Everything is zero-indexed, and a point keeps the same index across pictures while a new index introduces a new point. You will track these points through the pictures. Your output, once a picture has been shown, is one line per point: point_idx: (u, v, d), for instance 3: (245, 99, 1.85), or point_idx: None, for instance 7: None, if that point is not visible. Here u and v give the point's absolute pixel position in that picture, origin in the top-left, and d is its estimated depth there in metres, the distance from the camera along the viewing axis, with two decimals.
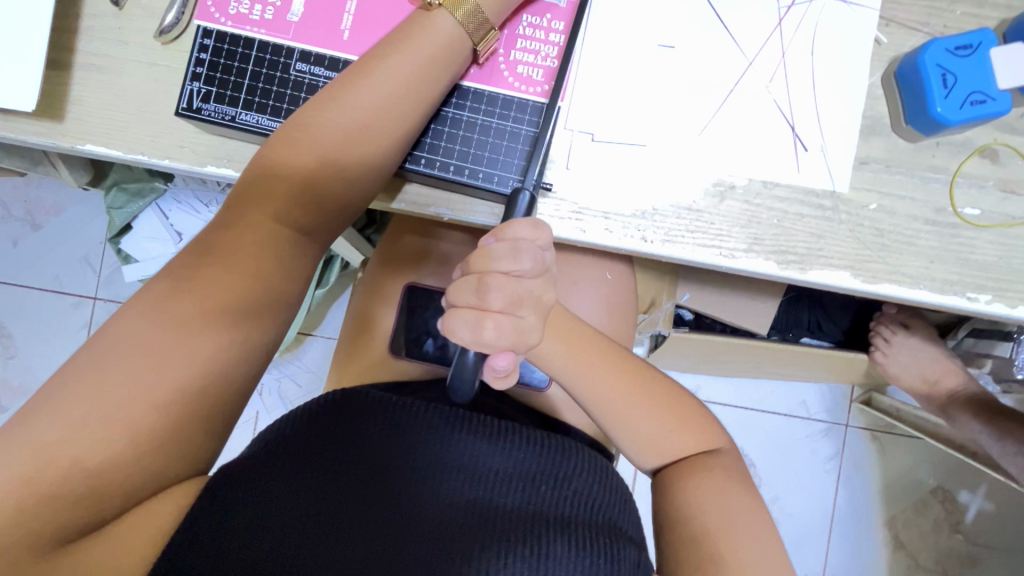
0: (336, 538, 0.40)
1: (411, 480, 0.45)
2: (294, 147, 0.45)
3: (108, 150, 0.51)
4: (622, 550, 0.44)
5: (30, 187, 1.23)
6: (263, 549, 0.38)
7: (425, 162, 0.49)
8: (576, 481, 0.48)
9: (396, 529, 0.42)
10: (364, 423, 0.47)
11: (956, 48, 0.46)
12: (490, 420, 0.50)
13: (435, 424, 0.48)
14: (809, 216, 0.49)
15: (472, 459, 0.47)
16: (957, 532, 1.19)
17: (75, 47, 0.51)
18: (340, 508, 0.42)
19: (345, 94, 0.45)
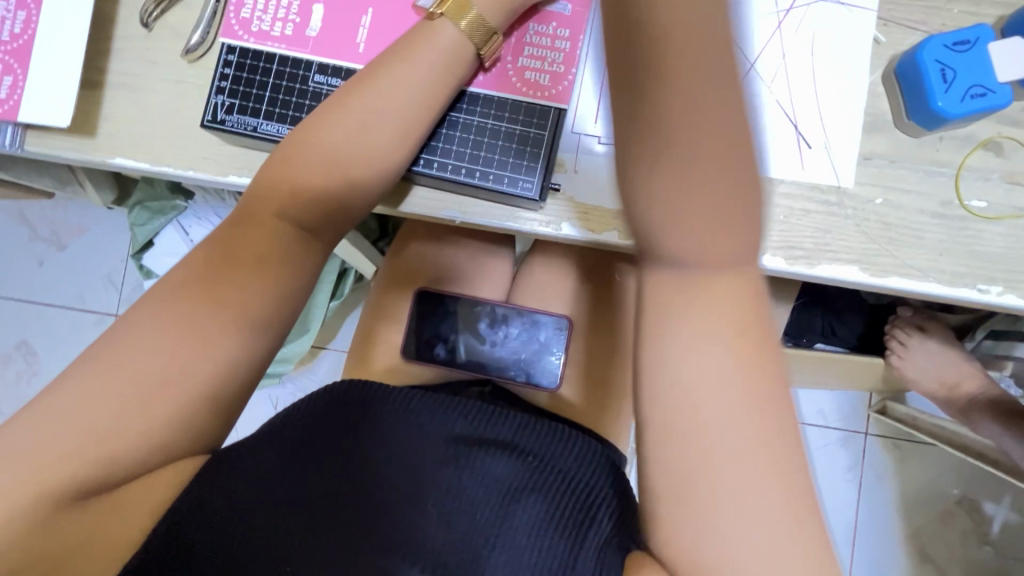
0: (314, 502, 0.43)
1: (396, 453, 0.47)
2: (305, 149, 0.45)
3: (136, 163, 0.53)
4: (595, 527, 0.41)
5: (56, 209, 1.28)
6: (256, 512, 0.41)
7: (431, 165, 0.51)
8: (560, 462, 0.48)
9: (373, 495, 0.44)
10: (360, 402, 0.50)
11: (953, 44, 0.46)
12: (483, 406, 0.53)
13: (427, 407, 0.51)
14: (815, 212, 0.50)
15: (458, 438, 0.49)
16: (985, 544, 1.16)
17: (107, 67, 0.54)
18: (323, 474, 0.44)
19: (348, 98, 0.46)
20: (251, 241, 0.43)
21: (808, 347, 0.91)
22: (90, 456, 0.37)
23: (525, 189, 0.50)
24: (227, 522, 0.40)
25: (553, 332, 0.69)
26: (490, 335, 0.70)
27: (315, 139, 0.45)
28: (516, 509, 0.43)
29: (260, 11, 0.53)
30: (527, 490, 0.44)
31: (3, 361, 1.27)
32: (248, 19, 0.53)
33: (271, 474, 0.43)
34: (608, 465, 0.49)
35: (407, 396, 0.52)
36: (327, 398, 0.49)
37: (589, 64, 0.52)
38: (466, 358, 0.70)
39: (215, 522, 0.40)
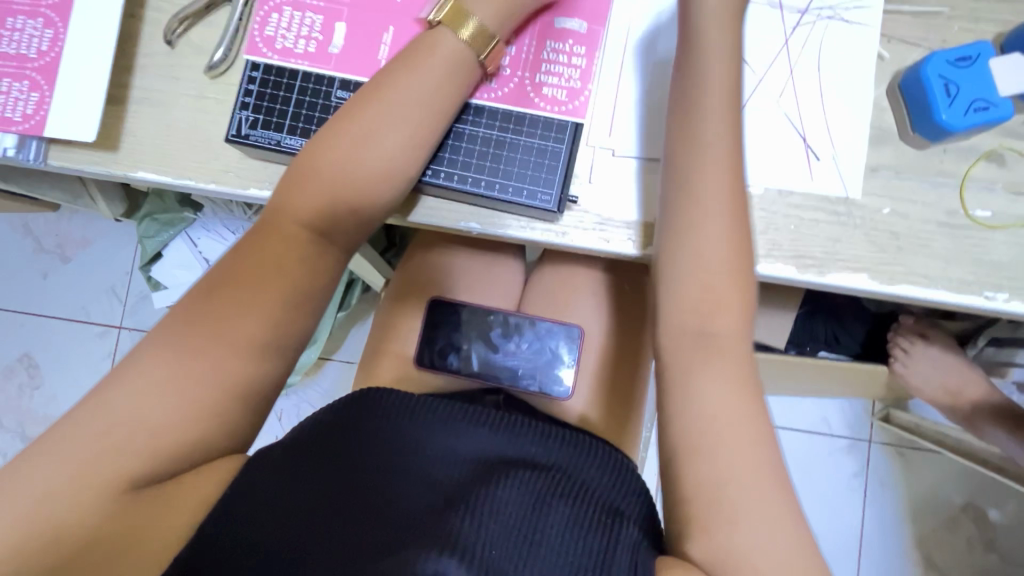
0: (351, 507, 0.44)
1: (424, 459, 0.49)
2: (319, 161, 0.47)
3: (158, 176, 0.54)
4: (625, 530, 0.46)
5: (62, 221, 1.28)
6: (282, 524, 0.42)
7: (440, 175, 0.52)
8: (584, 470, 0.52)
9: (407, 498, 0.45)
10: (386, 414, 0.53)
11: (955, 60, 0.48)
12: (502, 414, 0.55)
13: (448, 416, 0.53)
14: (825, 222, 0.51)
15: (483, 445, 0.52)
16: (991, 552, 1.16)
17: (131, 83, 0.55)
18: (357, 480, 0.46)
19: (358, 110, 0.47)
20: (272, 250, 0.45)
21: (813, 355, 0.92)
22: None
23: (542, 201, 0.51)
24: (273, 529, 0.42)
25: (564, 342, 0.71)
26: (503, 344, 0.70)
27: (330, 151, 0.47)
28: (548, 508, 0.45)
29: (285, 28, 0.54)
30: (556, 491, 0.47)
31: (6, 374, 1.26)
32: (273, 36, 0.54)
33: (309, 483, 0.45)
34: (632, 476, 0.54)
35: (428, 406, 0.53)
36: (355, 408, 0.53)
37: (604, 80, 0.54)
38: (480, 368, 0.70)
39: (263, 527, 0.42)
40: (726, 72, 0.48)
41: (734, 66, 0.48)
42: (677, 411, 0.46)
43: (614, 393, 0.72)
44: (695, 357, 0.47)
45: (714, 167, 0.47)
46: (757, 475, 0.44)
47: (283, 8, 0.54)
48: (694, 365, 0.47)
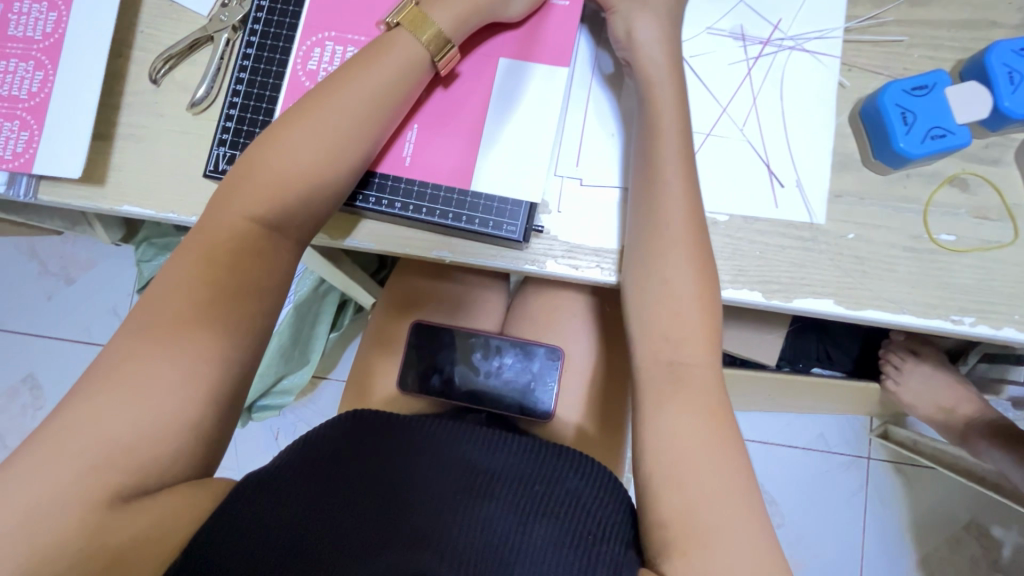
0: (332, 527, 0.44)
1: (406, 482, 0.49)
2: (278, 150, 0.47)
3: (142, 209, 0.56)
4: (606, 549, 0.45)
5: (67, 244, 1.32)
6: (270, 545, 0.42)
7: (375, 201, 0.53)
8: (568, 483, 0.51)
9: (388, 522, 0.46)
10: (369, 436, 0.52)
11: (912, 89, 0.49)
12: (486, 431, 0.54)
13: (439, 435, 0.53)
14: (791, 247, 0.51)
15: (466, 465, 0.51)
16: (996, 571, 1.14)
17: (117, 120, 0.58)
18: (339, 501, 0.46)
19: (282, 135, 0.47)
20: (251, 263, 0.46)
21: (805, 372, 0.92)
22: (81, 491, 0.38)
23: (508, 232, 0.52)
24: (243, 553, 0.41)
25: (546, 363, 0.71)
26: (484, 366, 0.71)
27: (306, 124, 0.47)
28: (528, 529, 0.46)
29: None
30: (536, 512, 0.47)
31: (10, 395, 1.28)
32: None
33: (292, 503, 0.45)
34: (615, 487, 0.52)
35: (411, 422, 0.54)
36: (341, 428, 0.52)
37: (570, 114, 0.55)
38: (461, 390, 0.71)
39: (238, 551, 0.41)
40: (679, 104, 0.50)
41: (675, 94, 0.50)
42: (647, 445, 0.46)
43: (595, 416, 0.72)
44: (667, 390, 0.47)
45: (671, 194, 0.48)
46: (724, 500, 0.43)
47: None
48: (663, 401, 0.47)
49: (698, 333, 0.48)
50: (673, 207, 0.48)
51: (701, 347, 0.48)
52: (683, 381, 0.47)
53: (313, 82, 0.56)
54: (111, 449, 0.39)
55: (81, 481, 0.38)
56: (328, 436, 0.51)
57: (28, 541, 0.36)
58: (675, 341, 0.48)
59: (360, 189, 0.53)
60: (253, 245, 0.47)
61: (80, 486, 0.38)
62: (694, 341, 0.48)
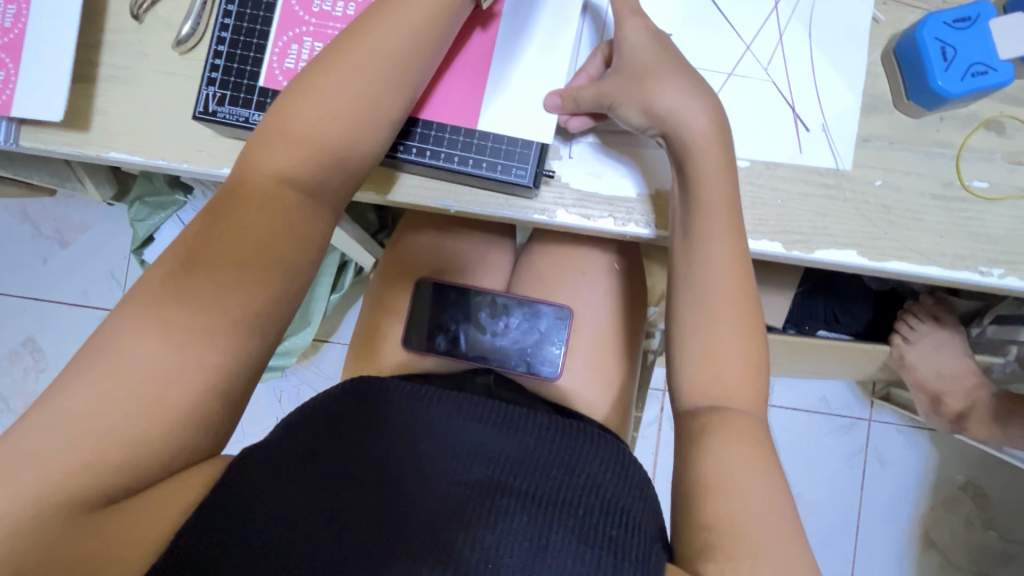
0: (343, 504, 0.42)
1: (421, 458, 0.47)
2: (314, 101, 0.44)
3: (130, 156, 0.53)
4: (631, 529, 0.44)
5: (59, 206, 1.28)
6: (276, 520, 0.40)
7: (417, 151, 0.50)
8: (585, 467, 0.50)
9: (401, 500, 0.44)
10: (383, 412, 0.51)
11: (954, 21, 0.45)
12: (501, 409, 0.54)
13: (451, 415, 0.52)
14: (814, 196, 0.49)
15: (484, 443, 0.50)
16: (990, 529, 1.15)
17: (99, 60, 0.54)
18: (352, 478, 0.44)
19: (314, 85, 0.44)
20: (251, 215, 0.42)
21: (812, 334, 0.89)
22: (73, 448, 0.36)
23: (517, 176, 0.49)
24: (249, 526, 0.39)
25: (553, 321, 0.69)
26: (490, 325, 0.70)
27: (341, 77, 0.44)
28: (549, 510, 0.44)
29: (306, 61, 0.52)
30: (557, 493, 0.46)
31: (11, 358, 1.28)
32: (293, 69, 0.52)
33: (301, 479, 0.43)
34: (632, 476, 0.52)
35: (427, 399, 0.53)
36: (351, 406, 0.51)
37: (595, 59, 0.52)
38: (468, 349, 0.70)
39: (244, 526, 0.39)
40: None
41: None
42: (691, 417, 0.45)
43: None
44: (708, 358, 0.46)
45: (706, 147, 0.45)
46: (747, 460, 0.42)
47: (303, 38, 0.52)
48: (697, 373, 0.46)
49: (734, 297, 0.46)
50: (703, 164, 0.45)
51: (735, 321, 0.46)
52: (711, 347, 0.46)
53: (310, 13, 0.52)
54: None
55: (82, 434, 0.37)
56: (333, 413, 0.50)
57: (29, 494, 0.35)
58: (704, 311, 0.46)
59: (399, 139, 0.49)
60: (285, 210, 0.43)
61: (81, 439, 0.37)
62: (726, 308, 0.46)
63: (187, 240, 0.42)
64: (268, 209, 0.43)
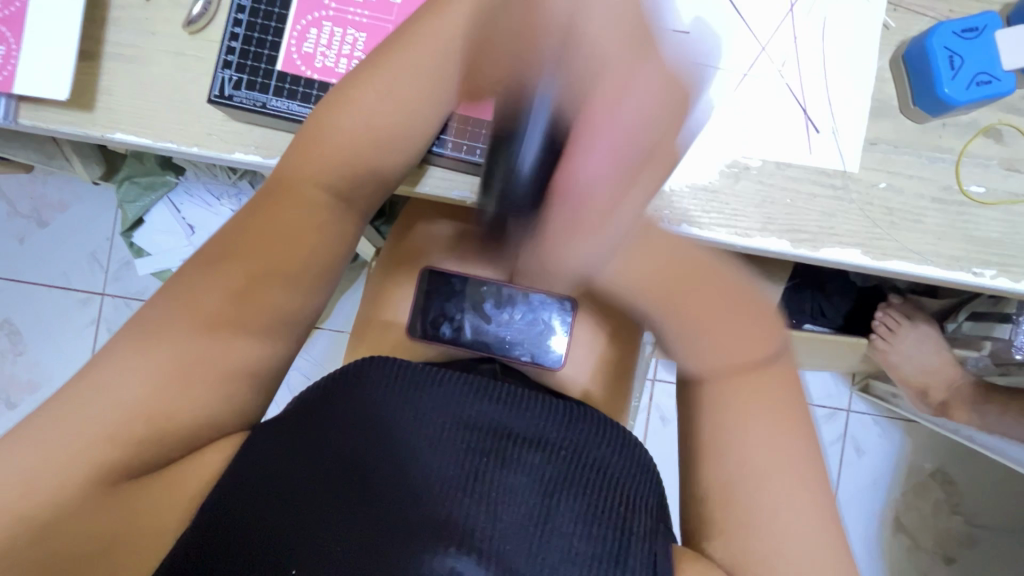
0: (344, 497, 0.42)
1: (431, 443, 0.46)
2: (353, 107, 0.47)
3: (138, 138, 0.52)
4: (638, 520, 0.44)
5: (37, 183, 1.23)
6: (277, 513, 0.40)
7: (440, 143, 0.52)
8: (596, 451, 0.49)
9: (415, 489, 0.43)
10: (389, 388, 0.48)
11: (961, 31, 0.48)
12: (511, 389, 0.51)
13: (460, 392, 0.50)
14: (821, 196, 0.51)
15: (494, 425, 0.48)
16: (955, 514, 1.22)
17: (104, 37, 0.52)
18: (361, 469, 0.44)
19: (355, 94, 0.47)
20: (289, 212, 0.47)
21: (799, 327, 0.92)
22: None
23: None
24: (252, 519, 0.40)
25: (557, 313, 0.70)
26: (495, 316, 0.69)
27: (377, 85, 0.47)
28: (556, 504, 0.44)
29: (325, 47, 0.51)
30: (567, 482, 0.45)
31: None
32: (311, 54, 0.51)
33: (302, 469, 0.43)
34: (643, 458, 0.51)
35: (434, 375, 0.50)
36: (354, 381, 0.48)
37: None
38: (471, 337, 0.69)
39: (248, 518, 0.40)
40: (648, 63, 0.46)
41: None
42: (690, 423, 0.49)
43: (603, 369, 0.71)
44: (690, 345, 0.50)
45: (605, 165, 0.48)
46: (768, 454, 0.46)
47: (322, 22, 0.51)
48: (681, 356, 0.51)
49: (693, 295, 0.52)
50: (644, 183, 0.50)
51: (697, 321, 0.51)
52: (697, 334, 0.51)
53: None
54: (138, 385, 0.40)
55: (115, 418, 0.38)
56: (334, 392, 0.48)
57: (66, 468, 0.37)
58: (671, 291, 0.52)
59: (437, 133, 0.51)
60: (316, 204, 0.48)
61: (114, 420, 0.39)
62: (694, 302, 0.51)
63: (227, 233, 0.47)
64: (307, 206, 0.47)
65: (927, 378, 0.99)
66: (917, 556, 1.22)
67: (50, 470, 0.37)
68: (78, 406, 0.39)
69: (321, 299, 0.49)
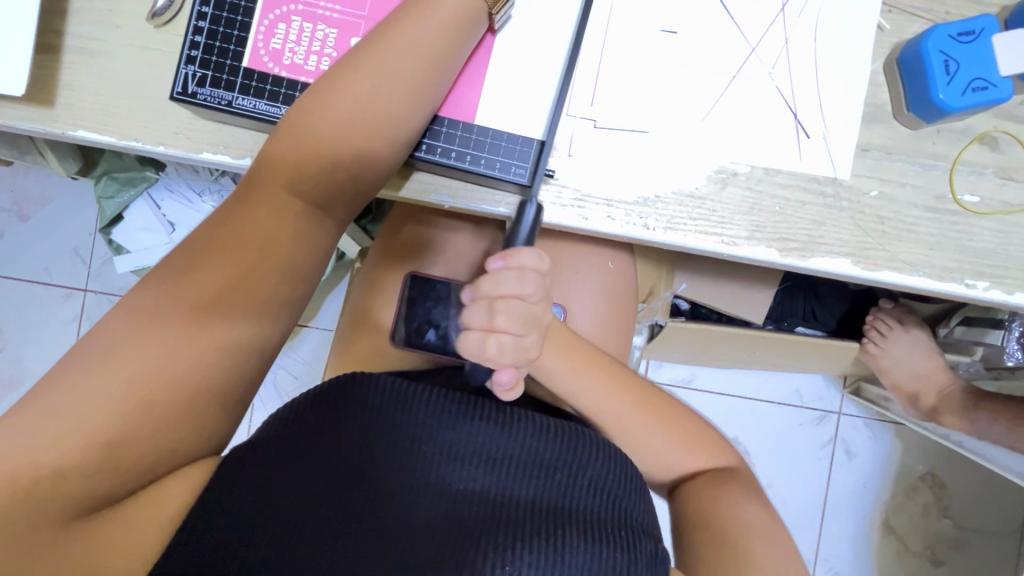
0: (337, 530, 0.40)
1: (421, 472, 0.45)
2: (320, 108, 0.45)
3: (100, 136, 0.50)
4: (638, 542, 0.44)
5: (17, 176, 1.20)
6: (267, 552, 0.38)
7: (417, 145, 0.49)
8: (591, 470, 0.48)
9: (410, 520, 0.42)
10: (374, 412, 0.47)
11: (957, 35, 0.46)
12: (501, 407, 0.49)
13: (448, 412, 0.48)
14: (810, 203, 0.49)
15: (486, 446, 0.47)
16: (945, 517, 1.22)
17: (64, 30, 0.50)
18: (351, 499, 0.42)
19: (323, 95, 0.45)
20: (253, 221, 0.44)
21: (790, 331, 0.91)
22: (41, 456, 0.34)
23: (516, 175, 0.48)
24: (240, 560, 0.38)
25: None
26: None
27: (346, 84, 0.45)
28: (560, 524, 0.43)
29: (295, 43, 0.49)
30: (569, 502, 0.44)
31: None
32: (279, 50, 0.49)
33: (289, 499, 0.41)
34: (633, 477, 0.50)
35: (421, 397, 0.48)
36: (335, 404, 0.46)
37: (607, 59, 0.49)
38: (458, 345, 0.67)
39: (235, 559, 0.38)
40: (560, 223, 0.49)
41: None
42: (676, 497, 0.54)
43: None
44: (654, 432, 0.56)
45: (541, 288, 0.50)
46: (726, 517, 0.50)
47: (292, 17, 0.49)
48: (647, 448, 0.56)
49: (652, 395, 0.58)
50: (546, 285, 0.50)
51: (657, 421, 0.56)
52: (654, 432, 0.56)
53: None
54: (92, 400, 0.38)
55: (66, 435, 0.37)
56: (314, 415, 0.45)
57: (16, 489, 0.36)
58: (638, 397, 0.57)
59: None
60: (282, 212, 0.45)
61: (67, 438, 0.37)
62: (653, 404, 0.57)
63: (191, 244, 0.44)
64: (276, 214, 0.45)
65: (920, 384, 0.97)
66: (906, 558, 1.21)
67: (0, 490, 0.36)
68: (29, 423, 0.37)
69: (288, 307, 0.47)
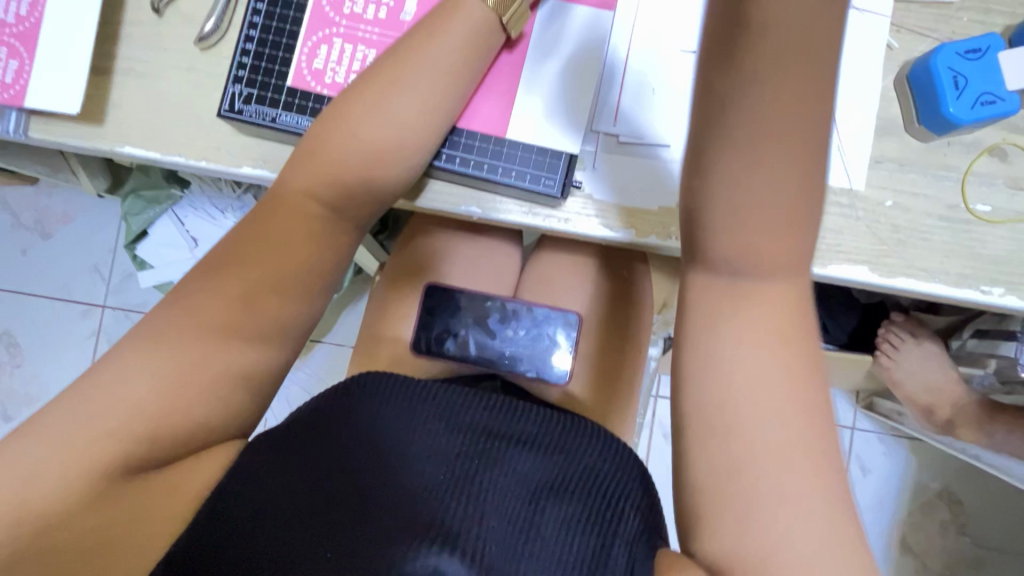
0: (326, 508, 0.41)
1: (414, 454, 0.45)
2: (357, 122, 0.47)
3: (147, 151, 0.52)
4: (625, 521, 0.42)
5: (42, 196, 1.24)
6: (258, 527, 0.39)
7: (448, 158, 0.51)
8: (587, 458, 0.47)
9: (398, 498, 0.42)
10: (375, 402, 0.48)
11: (965, 52, 0.48)
12: (498, 398, 0.51)
13: (446, 402, 0.49)
14: (828, 213, 0.51)
15: (479, 433, 0.47)
16: (963, 535, 1.20)
17: (116, 53, 0.53)
18: (345, 480, 0.43)
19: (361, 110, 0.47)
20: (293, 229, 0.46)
21: None
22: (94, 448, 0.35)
23: (546, 186, 0.51)
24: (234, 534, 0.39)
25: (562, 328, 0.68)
26: (500, 330, 0.67)
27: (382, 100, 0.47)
28: (544, 508, 0.42)
29: (336, 63, 0.52)
30: (557, 487, 0.44)
31: None
32: (321, 70, 0.52)
33: (284, 478, 0.42)
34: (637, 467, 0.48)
35: (422, 388, 0.49)
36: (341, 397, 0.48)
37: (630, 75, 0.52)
38: (476, 353, 0.67)
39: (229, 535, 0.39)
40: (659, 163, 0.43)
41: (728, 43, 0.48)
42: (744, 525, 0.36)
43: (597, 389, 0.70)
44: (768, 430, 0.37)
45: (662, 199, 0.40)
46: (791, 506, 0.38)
47: (333, 40, 0.52)
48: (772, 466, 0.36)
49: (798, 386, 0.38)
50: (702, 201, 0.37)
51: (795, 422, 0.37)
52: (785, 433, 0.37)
53: (339, 14, 0.52)
54: (142, 398, 0.39)
55: (118, 431, 0.38)
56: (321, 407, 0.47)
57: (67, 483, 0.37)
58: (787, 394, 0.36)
59: (443, 148, 0.50)
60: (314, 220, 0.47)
61: (117, 434, 0.38)
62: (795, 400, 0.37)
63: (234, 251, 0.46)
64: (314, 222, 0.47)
65: (933, 397, 0.98)
66: None
67: (53, 484, 0.37)
68: (82, 420, 0.38)
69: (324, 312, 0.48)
